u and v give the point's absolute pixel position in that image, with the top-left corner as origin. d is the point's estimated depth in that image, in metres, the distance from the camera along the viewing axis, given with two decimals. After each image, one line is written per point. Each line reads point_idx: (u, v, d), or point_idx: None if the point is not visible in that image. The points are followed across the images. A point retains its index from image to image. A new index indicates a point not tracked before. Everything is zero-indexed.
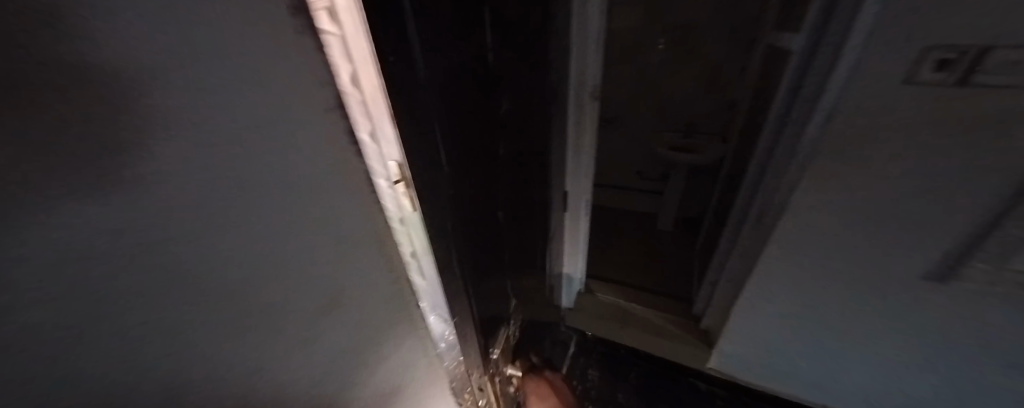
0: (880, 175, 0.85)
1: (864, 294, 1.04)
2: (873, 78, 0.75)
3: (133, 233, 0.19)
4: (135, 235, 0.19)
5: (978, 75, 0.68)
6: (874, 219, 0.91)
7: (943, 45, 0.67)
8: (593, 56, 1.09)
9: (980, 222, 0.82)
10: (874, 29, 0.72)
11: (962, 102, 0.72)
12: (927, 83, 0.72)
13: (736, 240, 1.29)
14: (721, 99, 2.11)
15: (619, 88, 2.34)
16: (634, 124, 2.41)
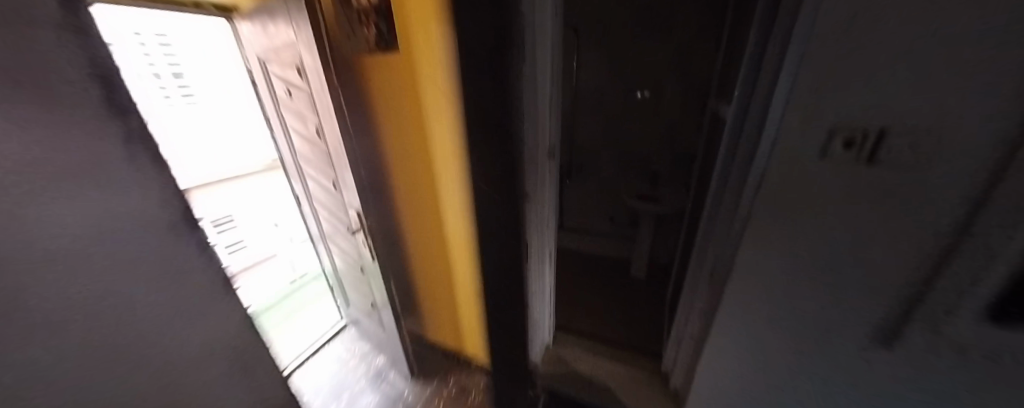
0: (809, 241, 0.88)
1: (814, 360, 1.03)
2: (792, 151, 0.82)
3: None
4: None
5: (882, 154, 0.75)
6: (812, 283, 0.93)
7: (849, 126, 0.75)
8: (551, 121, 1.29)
9: (910, 292, 0.84)
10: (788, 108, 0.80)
11: (872, 177, 0.77)
12: (840, 160, 0.78)
13: (694, 297, 1.30)
14: (685, 154, 2.21)
15: (591, 140, 2.45)
16: (605, 174, 2.49)
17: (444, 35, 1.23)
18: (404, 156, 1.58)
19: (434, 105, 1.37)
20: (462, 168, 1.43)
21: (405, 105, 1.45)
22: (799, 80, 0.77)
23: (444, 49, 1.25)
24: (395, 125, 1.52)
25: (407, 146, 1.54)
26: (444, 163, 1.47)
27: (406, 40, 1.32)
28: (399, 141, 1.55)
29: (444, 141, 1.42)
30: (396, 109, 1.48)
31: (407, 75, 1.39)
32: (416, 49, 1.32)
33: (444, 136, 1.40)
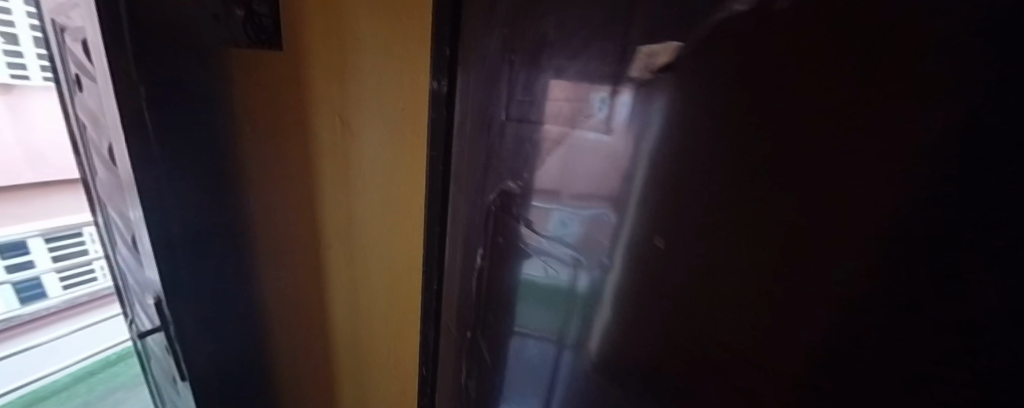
0: None
1: None
2: None
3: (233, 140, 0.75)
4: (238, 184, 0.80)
5: None
6: None
7: None
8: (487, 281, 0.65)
9: None
10: None
11: None
12: None
13: None
14: None
15: None
16: None
17: (362, 18, 0.72)
18: (277, 213, 0.94)
19: (336, 131, 0.86)
20: (368, 239, 0.88)
21: (291, 128, 0.89)
22: None
23: (359, 38, 0.73)
24: (255, 165, 0.87)
25: (285, 196, 0.93)
26: (345, 222, 0.93)
27: (303, 24, 0.80)
28: (268, 189, 0.91)
29: (343, 189, 0.89)
30: (269, 135, 0.87)
31: (302, 79, 0.85)
32: (318, 37, 0.80)
33: (348, 181, 0.88)
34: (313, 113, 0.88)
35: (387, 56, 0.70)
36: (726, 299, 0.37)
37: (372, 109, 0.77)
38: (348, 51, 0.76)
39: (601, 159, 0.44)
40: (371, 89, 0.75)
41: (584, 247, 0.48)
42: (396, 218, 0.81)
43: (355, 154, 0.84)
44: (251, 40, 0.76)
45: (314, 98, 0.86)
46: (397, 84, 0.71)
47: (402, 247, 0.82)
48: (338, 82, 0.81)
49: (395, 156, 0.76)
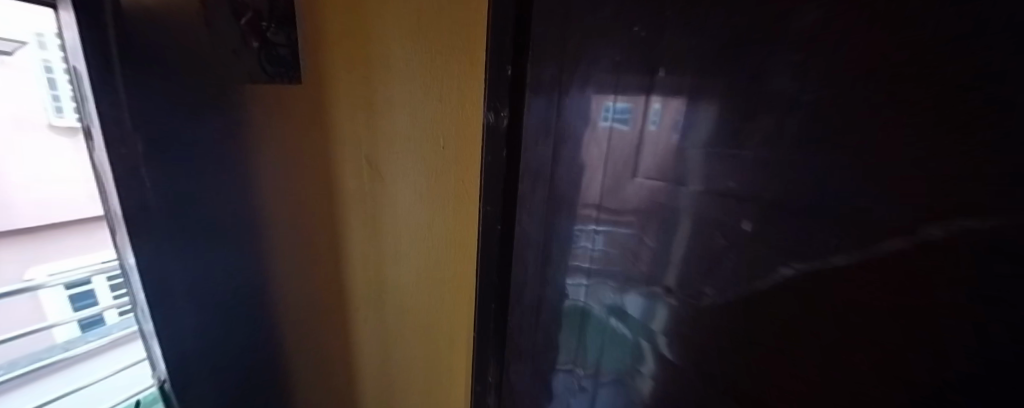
0: None
1: None
2: None
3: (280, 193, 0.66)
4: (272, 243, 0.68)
5: None
6: None
7: None
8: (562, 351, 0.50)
9: None
10: None
11: None
12: None
13: None
14: None
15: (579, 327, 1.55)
16: None
17: (395, 33, 0.57)
18: (301, 268, 0.80)
19: (366, 171, 0.71)
20: (409, 301, 0.72)
21: (317, 168, 0.76)
22: None
23: (391, 58, 0.59)
24: (277, 214, 0.74)
25: (310, 247, 0.80)
26: (379, 277, 0.77)
27: (327, 48, 0.68)
28: (292, 241, 0.78)
29: (377, 238, 0.75)
30: (291, 179, 0.74)
31: (326, 111, 0.73)
32: (341, 61, 0.67)
33: (382, 229, 0.73)
34: (338, 150, 0.74)
35: (426, 79, 0.55)
36: (800, 327, 0.31)
37: (411, 144, 0.61)
38: (380, 73, 0.62)
39: (642, 174, 0.38)
40: (408, 119, 0.60)
41: (635, 273, 0.40)
42: (444, 278, 0.64)
43: (392, 198, 0.68)
44: (269, 76, 0.65)
45: (340, 133, 0.73)
46: (442, 113, 0.55)
47: (452, 315, 0.65)
48: (368, 113, 0.67)
49: (440, 203, 0.60)
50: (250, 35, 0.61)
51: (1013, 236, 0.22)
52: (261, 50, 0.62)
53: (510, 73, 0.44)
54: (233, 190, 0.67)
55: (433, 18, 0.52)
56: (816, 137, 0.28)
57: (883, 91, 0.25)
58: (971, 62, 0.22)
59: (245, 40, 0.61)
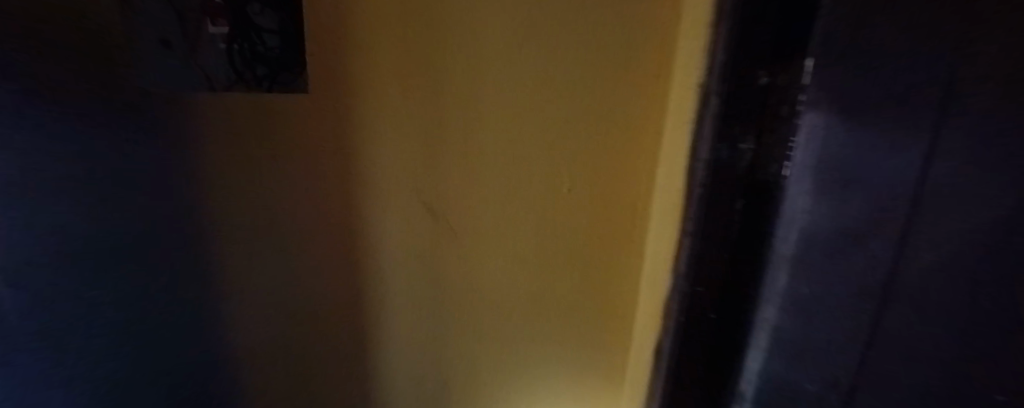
0: None
1: None
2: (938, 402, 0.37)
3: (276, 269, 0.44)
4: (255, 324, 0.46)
5: None
6: None
7: None
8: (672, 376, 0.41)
9: None
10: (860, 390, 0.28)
11: None
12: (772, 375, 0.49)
13: None
14: None
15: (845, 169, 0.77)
16: None
17: (519, 26, 0.37)
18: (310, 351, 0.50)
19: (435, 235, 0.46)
20: (524, 361, 0.54)
21: (317, 207, 0.43)
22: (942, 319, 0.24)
23: (503, 61, 0.39)
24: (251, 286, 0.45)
25: (319, 326, 0.49)
26: (451, 362, 0.54)
27: (373, 52, 0.38)
28: (275, 320, 0.47)
29: (455, 319, 0.51)
30: (281, 232, 0.43)
31: (340, 133, 0.41)
32: (395, 73, 0.39)
33: (464, 303, 0.50)
34: (371, 200, 0.44)
35: (572, 89, 0.39)
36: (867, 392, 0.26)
37: (522, 161, 0.42)
38: (483, 87, 0.40)
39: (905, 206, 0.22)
40: (533, 142, 0.41)
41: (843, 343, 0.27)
42: (587, 318, 0.51)
43: (490, 257, 0.48)
44: (228, 79, 0.36)
45: (368, 179, 0.43)
46: (602, 121, 0.40)
47: (596, 350, 0.53)
48: (446, 144, 0.42)
49: (584, 235, 0.46)
50: (218, 31, 0.34)
51: None
52: (236, 56, 0.35)
53: (762, 80, 0.27)
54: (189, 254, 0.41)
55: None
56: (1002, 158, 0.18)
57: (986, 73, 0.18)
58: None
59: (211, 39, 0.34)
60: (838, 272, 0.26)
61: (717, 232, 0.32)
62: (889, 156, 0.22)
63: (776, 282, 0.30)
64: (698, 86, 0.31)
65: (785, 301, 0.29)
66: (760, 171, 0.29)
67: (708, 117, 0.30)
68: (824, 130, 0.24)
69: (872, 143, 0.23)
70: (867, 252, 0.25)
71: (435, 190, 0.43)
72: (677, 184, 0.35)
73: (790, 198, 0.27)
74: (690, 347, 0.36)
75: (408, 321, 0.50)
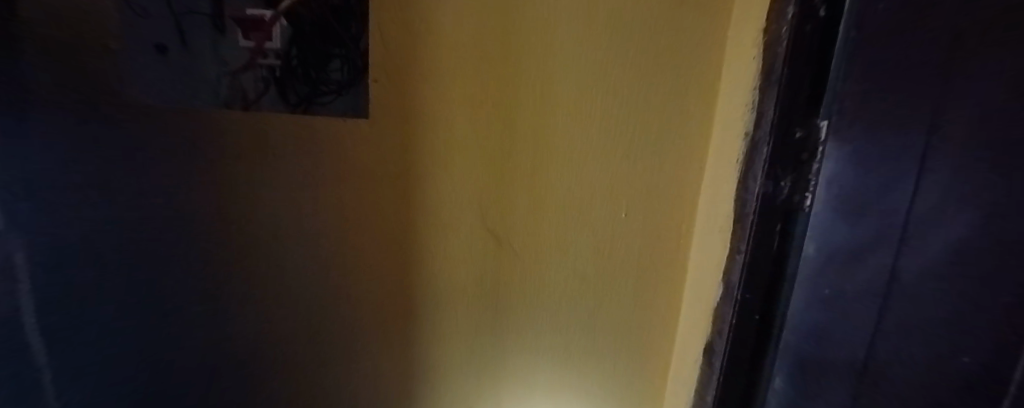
0: None
1: None
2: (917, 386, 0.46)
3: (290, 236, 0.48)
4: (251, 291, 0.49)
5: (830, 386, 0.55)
6: None
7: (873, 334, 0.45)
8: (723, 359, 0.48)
9: None
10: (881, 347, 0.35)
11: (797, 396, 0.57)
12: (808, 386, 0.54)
13: None
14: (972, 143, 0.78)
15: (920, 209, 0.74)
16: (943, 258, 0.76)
17: (589, 79, 0.47)
18: (339, 351, 0.53)
19: (488, 249, 0.52)
20: (573, 375, 0.58)
21: (363, 213, 0.49)
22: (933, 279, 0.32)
23: (576, 104, 0.48)
24: (278, 278, 0.49)
25: (341, 315, 0.52)
26: (497, 372, 0.58)
27: (446, 86, 0.47)
28: (294, 304, 0.50)
29: (489, 324, 0.55)
30: (306, 209, 0.48)
31: (406, 150, 0.48)
32: (470, 104, 0.47)
33: (517, 314, 0.55)
34: (427, 212, 0.50)
35: (612, 103, 0.48)
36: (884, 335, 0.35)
37: (574, 163, 0.49)
38: (551, 121, 0.48)
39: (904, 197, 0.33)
40: (602, 171, 0.50)
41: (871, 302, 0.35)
42: (637, 333, 0.56)
43: (541, 274, 0.53)
44: (263, 87, 0.44)
45: (423, 192, 0.49)
46: (655, 158, 0.50)
47: (645, 365, 0.58)
48: (514, 169, 0.49)
49: (638, 256, 0.53)
50: (253, 47, 0.42)
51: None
52: (276, 72, 0.43)
53: (798, 136, 0.40)
54: (201, 228, 0.45)
55: (652, 61, 0.47)
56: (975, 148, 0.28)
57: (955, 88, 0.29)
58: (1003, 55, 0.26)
59: (246, 54, 0.42)
60: (855, 251, 0.36)
61: (766, 249, 0.44)
62: (889, 195, 0.33)
63: (807, 261, 0.40)
64: (747, 135, 0.44)
65: (820, 277, 0.39)
66: (795, 204, 0.41)
67: (759, 160, 0.42)
68: (838, 149, 0.37)
69: (874, 187, 0.34)
70: (871, 230, 0.35)
71: (479, 181, 0.49)
72: (727, 210, 0.47)
73: (817, 224, 0.39)
74: (742, 339, 0.46)
75: (449, 310, 0.54)
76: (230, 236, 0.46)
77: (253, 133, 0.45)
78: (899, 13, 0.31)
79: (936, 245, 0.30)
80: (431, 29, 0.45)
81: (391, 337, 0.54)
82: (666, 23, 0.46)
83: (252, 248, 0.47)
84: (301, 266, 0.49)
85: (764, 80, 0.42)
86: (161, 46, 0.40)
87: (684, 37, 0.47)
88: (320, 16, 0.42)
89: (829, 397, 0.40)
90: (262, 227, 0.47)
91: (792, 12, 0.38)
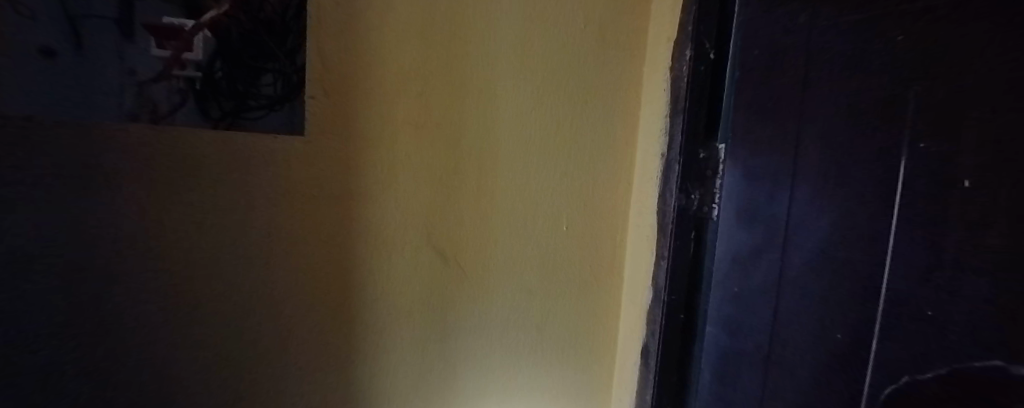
0: None
1: None
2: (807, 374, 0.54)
3: (211, 263, 0.44)
4: (150, 324, 0.42)
5: None
6: None
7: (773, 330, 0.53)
8: (655, 354, 0.53)
9: None
10: (778, 321, 0.43)
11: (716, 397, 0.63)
12: None
13: None
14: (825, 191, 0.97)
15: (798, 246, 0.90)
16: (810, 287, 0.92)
17: (528, 103, 0.51)
18: (268, 386, 0.49)
19: (434, 269, 0.51)
20: (524, 392, 0.58)
21: (299, 234, 0.46)
22: (811, 264, 0.40)
23: (516, 126, 0.51)
24: (196, 305, 0.44)
25: (268, 345, 0.48)
26: (445, 399, 0.55)
27: (390, 105, 0.47)
28: (207, 333, 0.45)
29: (436, 346, 0.53)
30: (234, 231, 0.44)
31: (348, 168, 0.47)
32: (414, 123, 0.48)
33: (464, 334, 0.54)
34: (371, 232, 0.49)
35: (555, 125, 0.52)
36: (778, 309, 0.43)
37: (524, 180, 0.52)
38: (493, 141, 0.51)
39: (782, 201, 0.42)
40: (545, 188, 0.53)
41: (770, 285, 0.44)
42: (583, 342, 0.59)
43: (491, 289, 0.54)
44: (177, 99, 0.40)
45: (365, 212, 0.48)
46: (590, 175, 0.54)
47: (593, 373, 0.60)
48: (459, 187, 0.50)
49: (580, 269, 0.57)
50: (168, 56, 0.39)
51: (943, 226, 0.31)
52: (196, 85, 0.40)
53: (701, 156, 0.50)
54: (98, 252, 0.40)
55: (583, 89, 0.53)
56: (842, 157, 0.38)
57: (825, 112, 0.39)
58: (869, 82, 0.36)
59: (157, 63, 0.39)
60: (753, 247, 0.45)
61: (684, 253, 0.51)
62: (772, 202, 0.43)
63: (717, 258, 0.49)
64: (662, 155, 0.52)
65: (729, 271, 0.48)
66: (704, 214, 0.50)
67: (673, 179, 0.51)
68: (731, 166, 0.47)
69: (762, 197, 0.44)
70: (757, 229, 0.45)
71: (435, 198, 0.50)
72: (652, 220, 0.53)
73: (724, 229, 0.48)
74: (671, 336, 0.53)
75: (395, 334, 0.52)
76: (130, 260, 0.41)
77: (170, 150, 0.41)
78: (774, 58, 0.43)
79: (808, 239, 0.40)
80: (373, 49, 0.46)
81: (329, 367, 0.50)
82: (592, 57, 0.52)
83: (160, 273, 0.42)
84: (223, 293, 0.45)
85: (672, 109, 0.51)
86: (49, 51, 0.36)
87: (613, 70, 0.53)
88: (248, 30, 0.41)
89: (746, 381, 0.46)
90: (170, 253, 0.42)
91: (689, 55, 0.48)
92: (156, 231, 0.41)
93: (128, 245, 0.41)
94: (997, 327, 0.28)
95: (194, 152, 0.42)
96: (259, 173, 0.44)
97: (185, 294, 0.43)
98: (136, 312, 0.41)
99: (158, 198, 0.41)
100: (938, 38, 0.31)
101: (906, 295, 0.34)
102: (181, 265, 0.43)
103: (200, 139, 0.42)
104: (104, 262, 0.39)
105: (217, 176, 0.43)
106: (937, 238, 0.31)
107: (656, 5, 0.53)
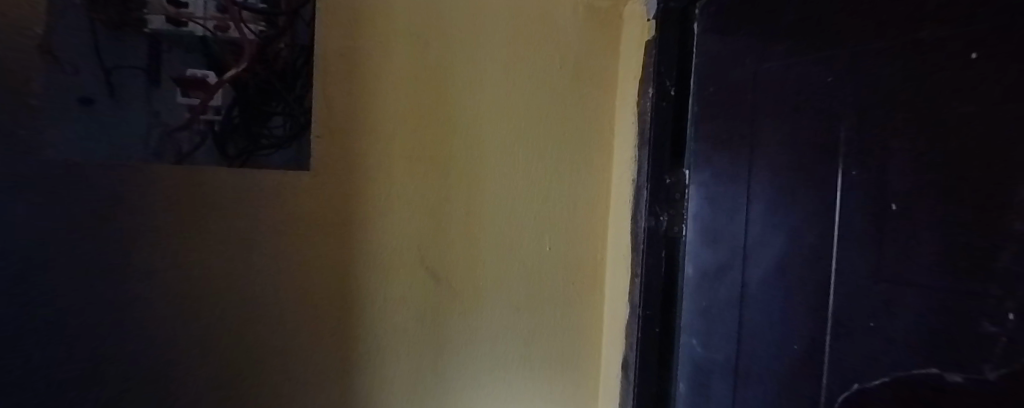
0: None
1: None
2: None
3: (225, 286, 0.48)
4: (169, 340, 0.47)
5: None
6: None
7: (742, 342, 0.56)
8: (634, 365, 0.57)
9: None
10: (743, 332, 0.47)
11: None
12: None
13: None
14: None
15: None
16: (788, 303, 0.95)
17: (511, 134, 0.56)
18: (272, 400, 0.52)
19: (427, 288, 0.56)
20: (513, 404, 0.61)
21: (303, 258, 0.51)
22: (767, 280, 0.44)
23: (501, 154, 0.56)
24: (210, 323, 0.48)
25: (274, 360, 0.51)
26: None
27: (386, 139, 0.52)
28: (220, 348, 0.49)
29: (431, 359, 0.57)
30: (245, 255, 0.49)
31: (348, 197, 0.51)
32: (408, 154, 0.53)
33: (455, 350, 0.58)
34: (369, 254, 0.53)
35: (537, 153, 0.57)
36: (741, 320, 0.47)
37: (509, 203, 0.57)
38: (481, 169, 0.55)
39: (738, 224, 0.47)
40: (529, 210, 0.57)
41: (733, 299, 0.48)
42: (569, 355, 0.62)
43: (481, 305, 0.58)
44: (199, 140, 0.47)
45: (364, 236, 0.52)
46: (571, 198, 0.59)
47: (580, 385, 0.63)
48: (450, 210, 0.55)
49: (564, 286, 0.60)
50: (194, 104, 0.46)
51: (879, 246, 0.35)
52: (216, 127, 0.47)
53: (668, 181, 0.54)
54: (127, 275, 0.44)
55: (562, 120, 0.58)
56: (788, 184, 0.42)
57: (773, 144, 0.43)
58: (806, 118, 0.40)
59: (182, 109, 0.46)
60: (718, 265, 0.49)
61: (657, 270, 0.55)
62: (732, 224, 0.47)
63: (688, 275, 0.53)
64: (634, 181, 0.57)
65: (696, 286, 0.52)
66: (674, 233, 0.54)
67: (642, 202, 0.55)
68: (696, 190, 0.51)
69: (723, 218, 0.48)
70: (720, 247, 0.49)
71: (428, 222, 0.54)
72: (627, 239, 0.58)
73: (693, 247, 0.52)
74: (648, 347, 0.56)
75: (391, 349, 0.55)
76: (154, 283, 0.46)
77: (191, 185, 0.46)
78: (727, 96, 0.48)
79: (765, 257, 0.44)
80: (371, 90, 0.51)
81: (331, 381, 0.54)
82: (569, 92, 0.57)
83: (179, 294, 0.47)
84: (234, 312, 0.49)
85: (641, 139, 0.56)
86: (87, 99, 0.43)
87: (589, 104, 0.58)
88: (264, 80, 0.48)
89: (718, 389, 0.50)
90: (190, 277, 0.47)
91: (652, 93, 0.54)
92: (176, 257, 0.46)
93: (154, 268, 0.45)
94: (930, 335, 0.31)
95: (213, 185, 0.47)
96: (269, 203, 0.49)
97: (200, 314, 0.48)
98: (159, 328, 0.46)
99: (180, 227, 0.46)
100: (861, 79, 0.36)
101: (850, 309, 0.37)
102: (198, 287, 0.47)
103: (218, 174, 0.47)
104: (135, 283, 0.45)
105: (231, 205, 0.48)
106: (876, 257, 0.35)
107: (624, 43, 0.59)
